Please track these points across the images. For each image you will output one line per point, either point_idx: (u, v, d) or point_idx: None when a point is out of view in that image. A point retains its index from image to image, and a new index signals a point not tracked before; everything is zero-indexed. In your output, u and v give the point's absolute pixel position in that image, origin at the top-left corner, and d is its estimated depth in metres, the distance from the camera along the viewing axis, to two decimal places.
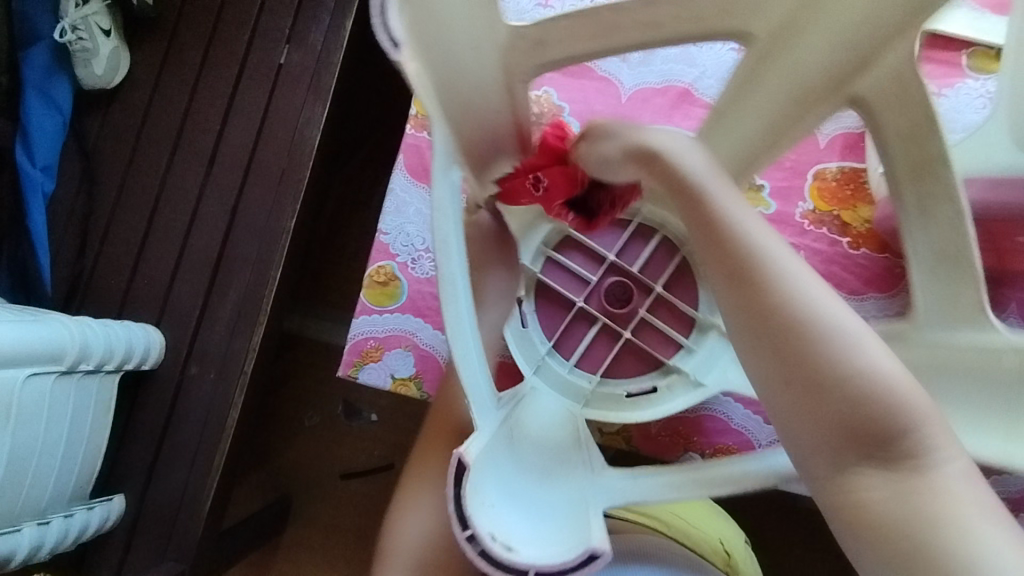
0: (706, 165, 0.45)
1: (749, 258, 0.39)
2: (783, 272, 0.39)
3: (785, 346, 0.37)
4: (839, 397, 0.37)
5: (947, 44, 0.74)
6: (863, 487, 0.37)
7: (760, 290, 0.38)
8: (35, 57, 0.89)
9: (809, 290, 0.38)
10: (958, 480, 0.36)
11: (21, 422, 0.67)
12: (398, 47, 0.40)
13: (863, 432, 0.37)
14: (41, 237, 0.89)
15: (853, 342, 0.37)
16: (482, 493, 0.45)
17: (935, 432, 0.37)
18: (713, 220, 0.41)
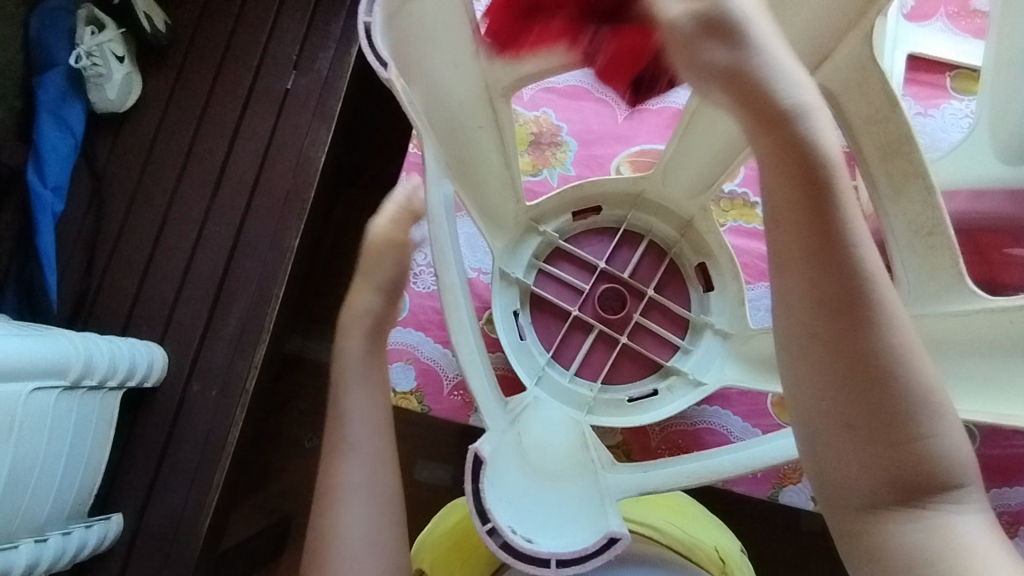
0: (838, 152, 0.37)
1: (856, 289, 0.36)
2: (883, 314, 0.36)
3: (862, 381, 0.36)
4: (901, 438, 0.36)
5: (932, 67, 0.80)
6: (896, 525, 0.37)
7: (856, 323, 0.36)
8: (50, 82, 0.90)
9: (903, 332, 0.36)
10: (979, 529, 0.37)
11: (29, 433, 0.69)
12: (386, 65, 0.40)
13: (909, 473, 0.36)
14: (49, 257, 0.91)
15: (926, 391, 0.36)
16: (499, 489, 0.42)
17: (969, 481, 0.38)
18: (834, 232, 0.36)
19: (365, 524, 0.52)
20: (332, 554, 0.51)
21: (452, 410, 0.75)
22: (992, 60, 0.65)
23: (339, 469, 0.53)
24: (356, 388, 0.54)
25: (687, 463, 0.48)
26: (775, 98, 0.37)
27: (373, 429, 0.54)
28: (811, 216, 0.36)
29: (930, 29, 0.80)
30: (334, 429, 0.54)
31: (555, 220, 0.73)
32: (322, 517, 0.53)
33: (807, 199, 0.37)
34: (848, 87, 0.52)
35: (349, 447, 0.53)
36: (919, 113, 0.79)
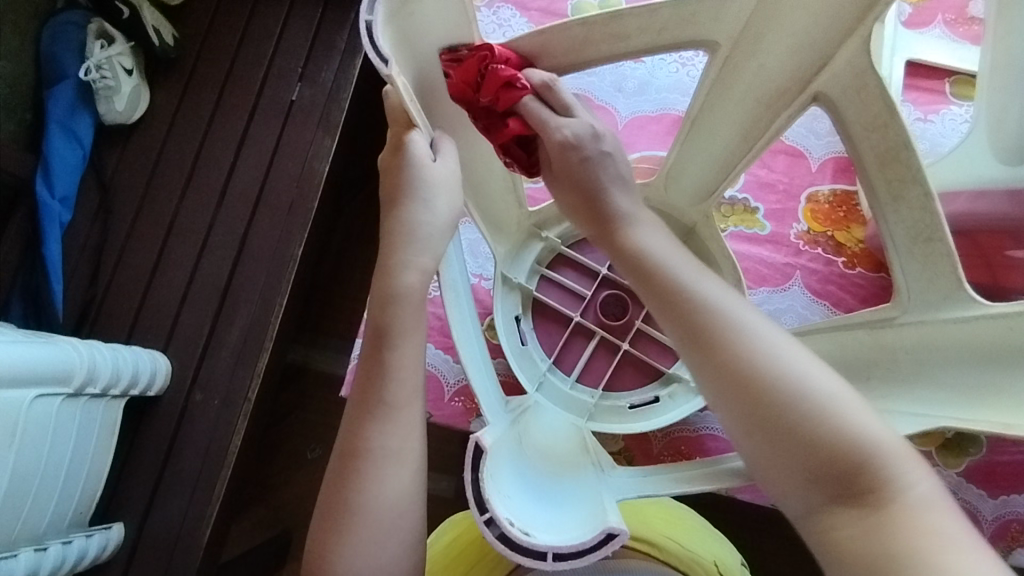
0: (658, 241, 0.48)
1: (705, 325, 0.43)
2: (738, 332, 0.42)
3: (738, 389, 0.41)
4: (795, 442, 0.39)
5: (930, 73, 0.80)
6: (834, 524, 0.38)
7: (714, 351, 0.42)
8: (60, 95, 0.92)
9: (767, 343, 0.41)
10: (923, 506, 0.37)
11: (31, 439, 0.69)
12: (387, 62, 0.41)
13: (824, 468, 0.38)
14: (55, 267, 0.92)
15: (810, 387, 0.40)
16: (499, 483, 0.41)
17: (896, 459, 0.38)
18: (669, 292, 0.45)
19: (386, 502, 0.45)
20: (353, 523, 0.45)
21: (453, 416, 0.75)
22: (988, 64, 0.64)
23: (371, 432, 0.46)
24: (409, 343, 0.47)
25: (679, 470, 0.48)
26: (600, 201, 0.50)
27: (415, 390, 0.47)
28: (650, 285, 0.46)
29: (928, 36, 0.81)
30: (371, 387, 0.47)
31: (558, 224, 0.73)
32: (342, 484, 0.46)
33: (641, 270, 0.47)
34: (848, 95, 0.51)
35: (388, 408, 0.46)
36: (918, 118, 0.79)
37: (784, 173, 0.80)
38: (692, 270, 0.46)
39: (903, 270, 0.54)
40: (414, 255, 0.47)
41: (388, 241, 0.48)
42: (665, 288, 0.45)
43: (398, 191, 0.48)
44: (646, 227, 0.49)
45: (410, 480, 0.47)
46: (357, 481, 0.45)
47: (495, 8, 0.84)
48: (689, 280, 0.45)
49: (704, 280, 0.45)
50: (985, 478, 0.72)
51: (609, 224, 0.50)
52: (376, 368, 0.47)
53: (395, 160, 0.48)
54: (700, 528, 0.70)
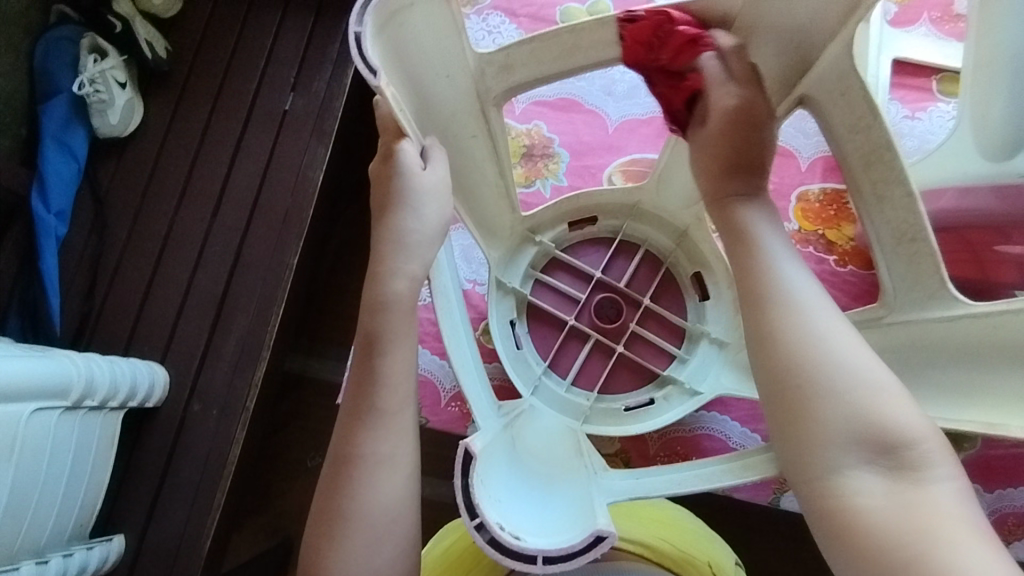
0: (751, 215, 0.48)
1: (776, 290, 0.44)
2: (807, 304, 0.43)
3: (797, 351, 0.41)
4: (843, 410, 0.39)
5: (917, 71, 0.81)
6: (856, 493, 0.39)
7: (779, 315, 0.43)
8: (54, 110, 0.94)
9: (834, 321, 0.42)
10: (950, 495, 0.38)
11: (31, 452, 0.69)
12: (376, 73, 0.41)
13: (864, 439, 0.39)
14: (52, 280, 0.93)
15: (868, 368, 0.40)
16: (489, 487, 0.42)
17: (930, 453, 0.39)
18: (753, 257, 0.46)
19: (380, 508, 0.46)
20: (347, 528, 0.45)
21: (450, 421, 0.75)
22: (971, 62, 0.65)
23: (363, 438, 0.46)
24: (399, 349, 0.47)
25: (671, 471, 0.49)
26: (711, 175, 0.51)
27: (406, 397, 0.48)
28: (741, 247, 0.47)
29: (914, 34, 0.81)
30: (363, 394, 0.47)
31: (551, 230, 0.74)
32: (336, 490, 0.46)
33: (735, 234, 0.48)
34: (832, 98, 0.52)
35: (380, 415, 0.46)
36: (906, 116, 0.80)
37: (774, 173, 0.80)
38: (777, 240, 0.47)
39: (888, 269, 0.54)
40: (402, 263, 0.48)
41: (378, 250, 0.49)
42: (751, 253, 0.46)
43: (388, 200, 0.48)
44: (761, 204, 0.49)
45: (404, 486, 0.47)
46: (351, 488, 0.46)
47: (485, 15, 0.84)
48: (771, 249, 0.46)
49: (792, 255, 0.46)
50: (980, 473, 0.72)
51: (719, 191, 0.50)
52: (368, 376, 0.47)
53: (386, 169, 0.48)
54: (699, 531, 0.70)
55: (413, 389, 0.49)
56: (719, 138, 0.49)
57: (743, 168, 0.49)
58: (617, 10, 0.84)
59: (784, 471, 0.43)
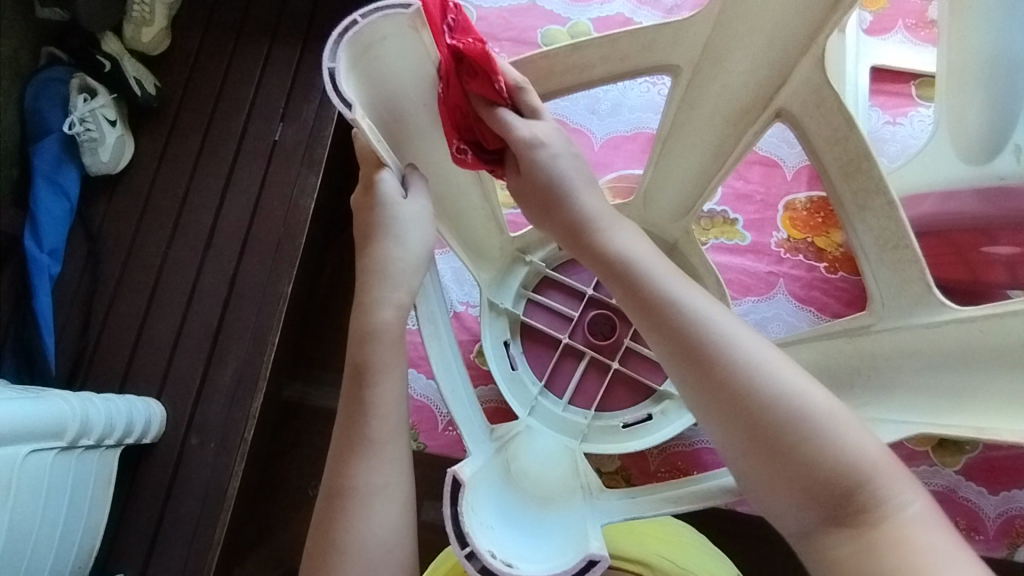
0: (654, 259, 0.45)
1: (698, 341, 0.41)
2: (733, 349, 0.41)
3: (733, 407, 0.40)
4: (793, 458, 0.39)
5: (895, 77, 0.82)
6: (832, 543, 0.39)
7: (708, 369, 0.41)
8: (46, 149, 0.96)
9: (762, 362, 0.41)
10: (920, 527, 0.37)
11: (27, 495, 0.69)
12: (351, 107, 0.42)
13: (824, 490, 0.39)
14: (47, 319, 0.93)
15: (808, 405, 0.39)
16: (480, 514, 0.41)
17: (887, 481, 0.38)
18: (659, 309, 0.43)
19: (376, 541, 0.45)
20: (342, 563, 0.44)
21: (448, 447, 0.74)
22: (945, 66, 0.66)
23: (356, 469, 0.46)
24: (389, 378, 0.47)
25: (666, 489, 0.48)
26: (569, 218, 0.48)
27: (398, 426, 0.47)
28: (639, 302, 0.44)
29: (890, 41, 0.82)
30: (354, 424, 0.47)
31: (541, 249, 0.73)
32: (332, 523, 0.45)
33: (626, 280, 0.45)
34: (808, 110, 0.52)
35: (371, 445, 0.46)
36: (887, 122, 0.81)
37: (760, 183, 0.80)
38: (673, 275, 0.45)
39: (875, 279, 0.55)
40: (389, 291, 0.48)
41: (364, 280, 0.49)
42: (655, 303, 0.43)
43: (371, 230, 0.49)
44: (625, 237, 0.47)
45: (399, 516, 0.46)
46: (346, 522, 0.45)
47: None
48: (668, 289, 0.43)
49: (691, 290, 0.44)
50: (984, 475, 0.72)
51: (575, 239, 0.48)
52: (358, 406, 0.47)
53: (366, 201, 0.49)
54: (702, 548, 0.69)
55: (406, 417, 0.48)
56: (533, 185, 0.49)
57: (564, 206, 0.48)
58: (597, 31, 0.85)
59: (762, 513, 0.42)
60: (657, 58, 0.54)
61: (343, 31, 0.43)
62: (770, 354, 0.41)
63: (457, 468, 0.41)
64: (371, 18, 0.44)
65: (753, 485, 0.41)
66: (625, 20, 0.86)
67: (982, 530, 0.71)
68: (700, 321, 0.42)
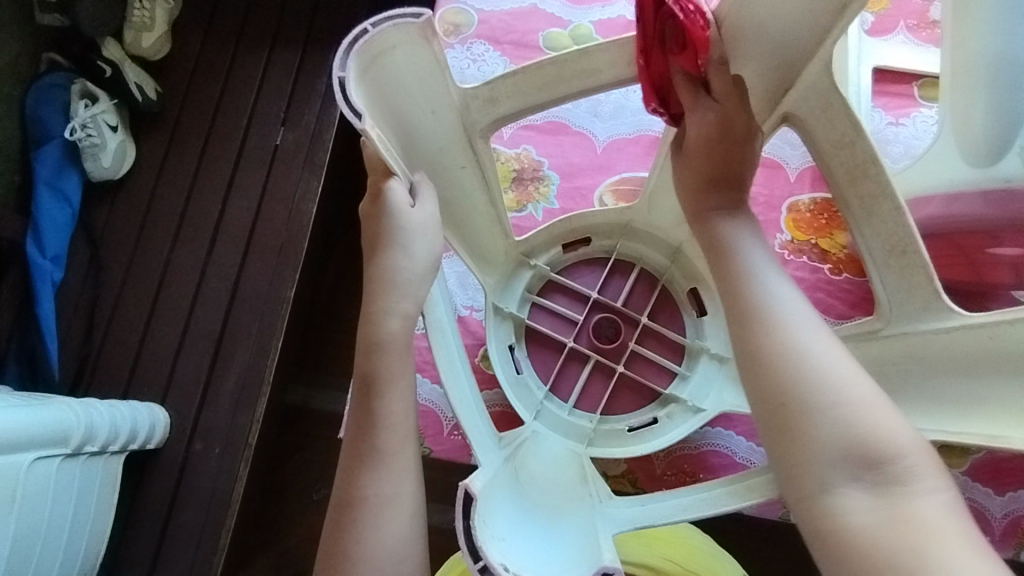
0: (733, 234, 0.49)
1: (754, 302, 0.43)
2: (785, 313, 0.42)
3: (776, 360, 0.40)
4: (823, 419, 0.38)
5: (898, 78, 0.82)
6: (845, 511, 0.37)
7: (759, 324, 0.42)
8: (47, 155, 0.95)
9: (814, 331, 0.42)
10: (940, 511, 0.36)
11: (32, 503, 0.68)
12: (360, 116, 0.42)
13: (848, 456, 0.37)
14: (50, 326, 0.93)
15: (849, 376, 0.39)
16: (491, 526, 0.41)
17: (917, 464, 0.37)
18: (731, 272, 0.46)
19: (387, 550, 0.45)
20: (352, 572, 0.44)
21: (454, 451, 0.73)
22: (949, 68, 0.65)
23: (366, 479, 0.46)
24: (396, 388, 0.47)
25: (677, 497, 0.48)
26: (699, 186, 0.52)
27: (406, 435, 0.47)
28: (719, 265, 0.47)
29: (892, 42, 0.82)
30: (363, 434, 0.47)
31: (545, 253, 0.74)
32: (343, 533, 0.45)
33: (716, 247, 0.49)
34: (814, 114, 0.52)
35: (380, 455, 0.46)
36: (890, 123, 0.81)
37: (764, 185, 0.80)
38: (756, 251, 0.48)
39: (882, 283, 0.55)
40: (395, 301, 0.48)
41: (371, 289, 0.49)
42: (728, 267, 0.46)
43: (379, 239, 0.49)
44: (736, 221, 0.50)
45: (409, 524, 0.46)
46: (357, 531, 0.45)
47: (469, 44, 0.85)
48: (745, 261, 0.46)
49: (767, 265, 0.46)
50: (990, 475, 0.72)
51: (699, 208, 0.52)
52: (367, 416, 0.47)
53: (375, 209, 0.49)
54: (710, 555, 0.69)
55: (414, 425, 0.48)
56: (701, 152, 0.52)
57: (716, 180, 0.51)
58: (599, 34, 0.85)
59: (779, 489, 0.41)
60: None
61: (353, 40, 0.43)
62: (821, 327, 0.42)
63: (469, 480, 0.40)
64: (381, 27, 0.44)
65: (777, 445, 0.40)
66: (627, 22, 0.86)
67: (989, 531, 0.71)
68: (763, 284, 0.44)
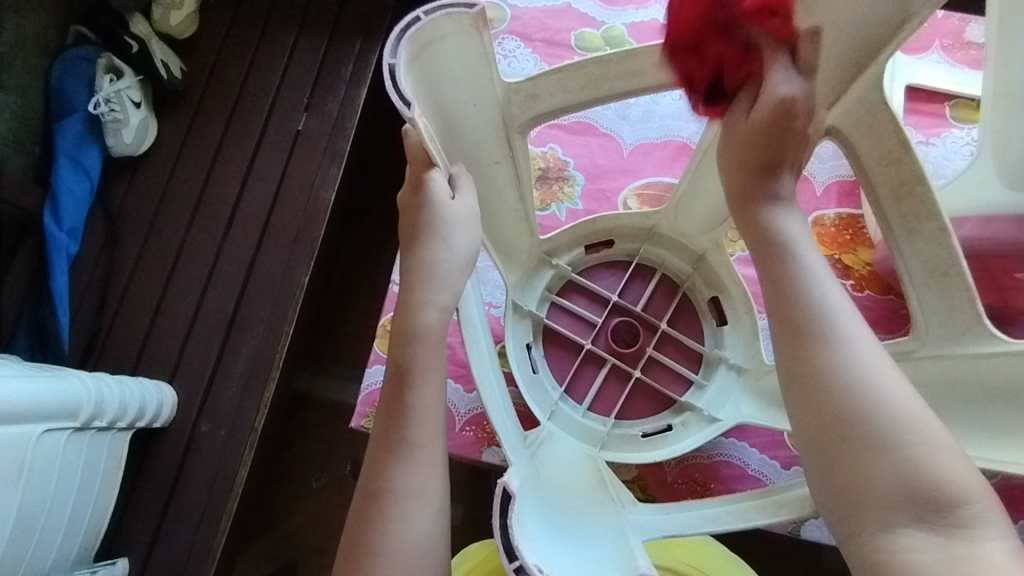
0: (795, 232, 0.45)
1: (819, 318, 0.40)
2: (852, 338, 0.40)
3: (839, 387, 0.38)
4: (890, 453, 0.37)
5: (930, 98, 0.81)
6: (906, 548, 0.36)
7: (829, 344, 0.40)
8: (68, 127, 0.95)
9: (875, 356, 0.39)
10: (1006, 556, 0.35)
11: (38, 475, 0.68)
12: (409, 105, 0.42)
13: (916, 496, 0.36)
14: (62, 299, 0.93)
15: (916, 411, 0.38)
16: (527, 527, 0.41)
17: (981, 506, 0.36)
18: (792, 283, 0.42)
19: (412, 543, 0.44)
20: (376, 564, 0.43)
21: (465, 446, 0.72)
22: (991, 90, 0.65)
23: (393, 471, 0.45)
24: (428, 381, 0.47)
25: (703, 507, 0.48)
26: (757, 183, 0.47)
27: (436, 429, 0.47)
28: (775, 269, 0.44)
29: (926, 61, 0.82)
30: (391, 425, 0.47)
31: (567, 253, 0.73)
32: (367, 523, 0.45)
33: (773, 252, 0.44)
34: (859, 129, 0.51)
35: (409, 446, 0.46)
36: (921, 142, 0.80)
37: None
38: (816, 260, 0.44)
39: (920, 304, 0.54)
40: (433, 293, 0.48)
41: (408, 279, 0.49)
42: (790, 275, 0.43)
43: (417, 230, 0.49)
44: (792, 215, 0.47)
45: (434, 518, 0.46)
46: (382, 524, 0.44)
47: (500, 39, 0.85)
48: (802, 265, 0.43)
49: (831, 278, 0.43)
50: (1003, 503, 0.71)
51: (751, 207, 0.47)
52: (396, 407, 0.47)
53: (415, 199, 0.49)
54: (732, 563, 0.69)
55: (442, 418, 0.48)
56: (753, 135, 0.46)
57: (766, 168, 0.47)
58: (632, 38, 0.85)
59: (823, 511, 0.39)
60: None
61: (405, 27, 0.43)
62: (882, 353, 0.40)
63: (505, 477, 0.41)
64: (433, 16, 0.44)
65: (838, 474, 0.38)
66: (660, 27, 0.85)
67: None
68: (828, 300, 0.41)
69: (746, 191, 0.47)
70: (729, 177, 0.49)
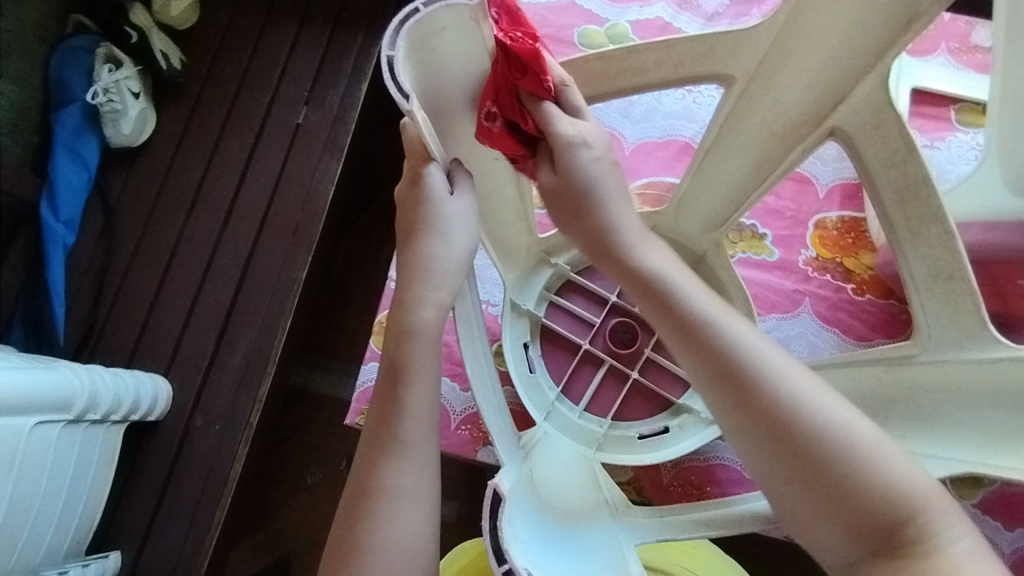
0: (674, 267, 0.46)
1: (731, 359, 0.41)
2: (766, 370, 0.40)
3: (769, 427, 0.39)
4: (831, 484, 0.37)
5: (935, 101, 0.81)
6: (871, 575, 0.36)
7: (746, 385, 0.40)
8: (67, 118, 0.94)
9: (795, 382, 0.40)
10: (970, 561, 0.35)
11: (31, 466, 0.67)
12: (408, 97, 0.41)
13: (866, 521, 0.36)
14: (58, 290, 0.92)
15: (850, 432, 0.38)
16: (516, 529, 0.41)
17: (937, 514, 0.36)
18: (694, 326, 0.42)
19: (402, 544, 0.44)
20: (365, 565, 0.43)
21: (461, 445, 0.72)
22: (997, 95, 0.64)
23: (385, 470, 0.45)
24: (422, 380, 0.46)
25: (694, 513, 0.47)
26: (596, 225, 0.48)
27: (429, 428, 0.46)
28: (666, 315, 0.44)
29: (932, 64, 0.81)
30: (384, 424, 0.46)
31: (566, 252, 0.72)
32: (356, 522, 0.44)
33: (664, 297, 0.44)
34: (863, 130, 0.51)
35: (401, 445, 0.45)
36: (926, 145, 0.79)
37: (792, 200, 0.79)
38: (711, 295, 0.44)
39: (923, 307, 0.54)
40: (430, 291, 0.47)
41: (405, 276, 0.48)
42: (688, 318, 0.43)
43: (414, 225, 0.48)
44: (654, 250, 0.47)
45: (425, 519, 0.45)
46: (372, 524, 0.44)
47: None
48: (700, 304, 0.43)
49: (722, 308, 0.43)
50: (1001, 510, 0.71)
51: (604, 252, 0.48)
52: (390, 405, 0.46)
53: (413, 194, 0.48)
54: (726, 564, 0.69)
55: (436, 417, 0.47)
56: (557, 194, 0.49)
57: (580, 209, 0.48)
58: (635, 35, 0.84)
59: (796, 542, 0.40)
60: (711, 66, 0.54)
61: (404, 18, 0.42)
62: (803, 373, 0.41)
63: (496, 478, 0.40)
64: (433, 7, 0.43)
65: (791, 511, 0.39)
66: (664, 24, 0.84)
67: None
68: (731, 336, 0.41)
69: (594, 242, 0.48)
70: (575, 229, 0.50)
